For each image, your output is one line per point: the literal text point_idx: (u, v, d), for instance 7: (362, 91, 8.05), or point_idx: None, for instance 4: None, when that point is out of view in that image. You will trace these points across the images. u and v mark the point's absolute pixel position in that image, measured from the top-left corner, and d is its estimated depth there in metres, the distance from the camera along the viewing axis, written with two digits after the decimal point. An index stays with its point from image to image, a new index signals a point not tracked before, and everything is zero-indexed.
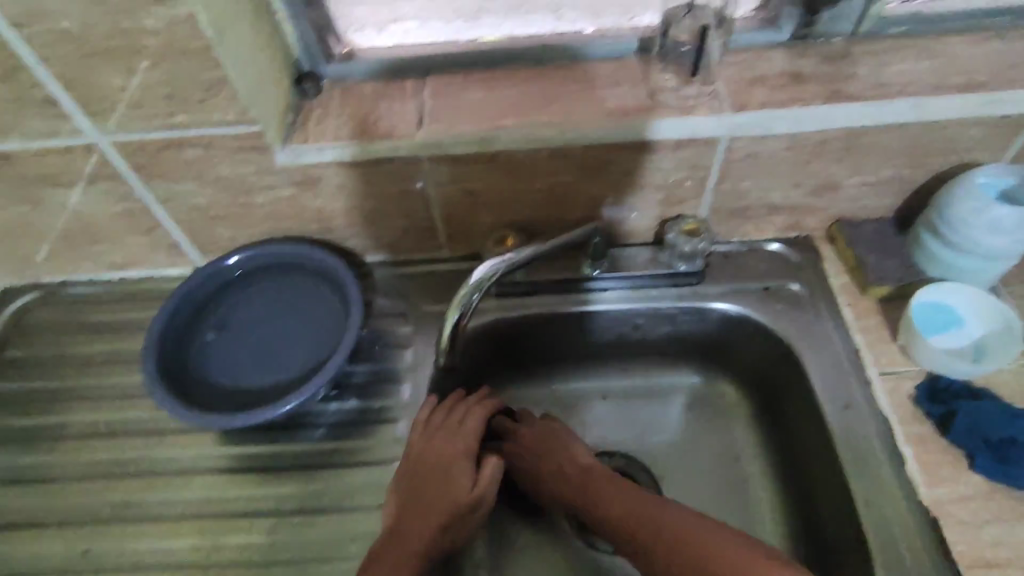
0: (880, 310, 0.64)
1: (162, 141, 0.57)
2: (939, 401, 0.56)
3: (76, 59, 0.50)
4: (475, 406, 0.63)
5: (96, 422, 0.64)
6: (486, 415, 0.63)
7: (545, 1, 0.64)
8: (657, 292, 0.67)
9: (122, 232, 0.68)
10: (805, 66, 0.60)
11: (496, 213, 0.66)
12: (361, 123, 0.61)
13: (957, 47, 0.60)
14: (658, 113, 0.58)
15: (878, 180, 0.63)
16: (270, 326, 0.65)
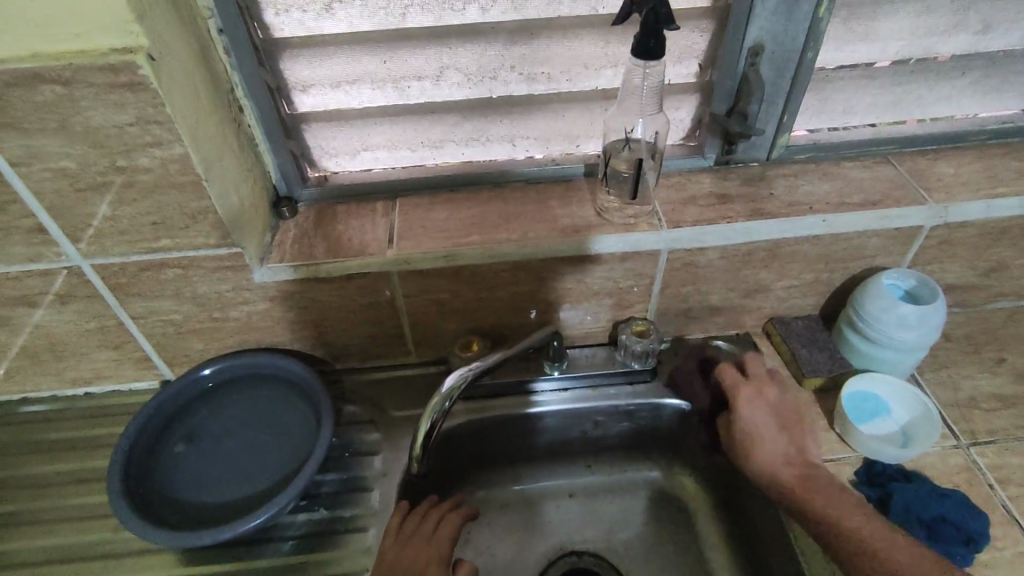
0: (816, 400, 0.69)
1: (143, 263, 0.60)
2: (875, 484, 0.61)
3: (68, 193, 0.53)
4: (449, 514, 0.64)
5: (49, 547, 0.62)
6: (460, 524, 0.64)
7: (502, 134, 0.73)
8: (614, 389, 0.72)
9: (91, 349, 0.69)
10: (728, 188, 0.70)
11: (461, 320, 0.70)
12: (336, 242, 0.66)
13: (851, 171, 0.71)
14: (606, 230, 0.65)
15: (801, 283, 0.71)
16: (240, 437, 0.66)
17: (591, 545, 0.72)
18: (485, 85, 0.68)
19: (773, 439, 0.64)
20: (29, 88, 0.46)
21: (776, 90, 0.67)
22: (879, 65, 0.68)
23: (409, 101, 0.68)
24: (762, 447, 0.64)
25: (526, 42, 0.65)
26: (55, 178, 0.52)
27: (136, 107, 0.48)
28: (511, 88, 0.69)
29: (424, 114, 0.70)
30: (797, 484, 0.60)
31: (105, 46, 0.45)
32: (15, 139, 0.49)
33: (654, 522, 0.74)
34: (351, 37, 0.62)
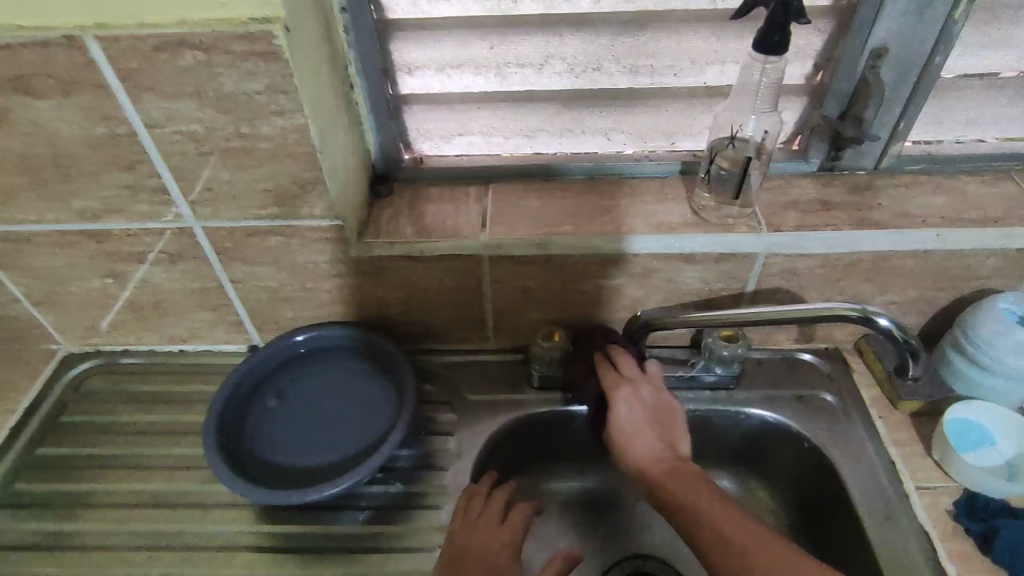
0: (912, 424, 0.66)
1: (250, 229, 0.63)
2: (978, 517, 0.58)
3: (193, 155, 0.56)
4: (487, 507, 0.60)
5: (144, 491, 0.65)
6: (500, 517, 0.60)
7: (598, 126, 0.72)
8: (691, 395, 0.71)
9: (191, 308, 0.72)
10: (832, 195, 0.67)
11: (544, 310, 0.70)
12: (429, 222, 0.67)
13: (968, 186, 0.67)
14: (703, 229, 0.64)
15: (903, 300, 0.68)
16: (325, 405, 0.68)
17: (658, 550, 0.72)
18: (587, 76, 0.68)
19: (644, 436, 0.62)
20: (173, 54, 0.49)
21: (895, 95, 0.64)
22: (1003, 75, 0.63)
23: (510, 87, 0.68)
24: (639, 445, 0.61)
25: (634, 34, 0.64)
26: (183, 140, 0.55)
27: (268, 76, 0.50)
28: (614, 80, 0.68)
29: (522, 101, 0.70)
30: (664, 478, 0.58)
31: (246, 16, 0.47)
32: (153, 100, 0.52)
33: None
34: (461, 21, 0.63)
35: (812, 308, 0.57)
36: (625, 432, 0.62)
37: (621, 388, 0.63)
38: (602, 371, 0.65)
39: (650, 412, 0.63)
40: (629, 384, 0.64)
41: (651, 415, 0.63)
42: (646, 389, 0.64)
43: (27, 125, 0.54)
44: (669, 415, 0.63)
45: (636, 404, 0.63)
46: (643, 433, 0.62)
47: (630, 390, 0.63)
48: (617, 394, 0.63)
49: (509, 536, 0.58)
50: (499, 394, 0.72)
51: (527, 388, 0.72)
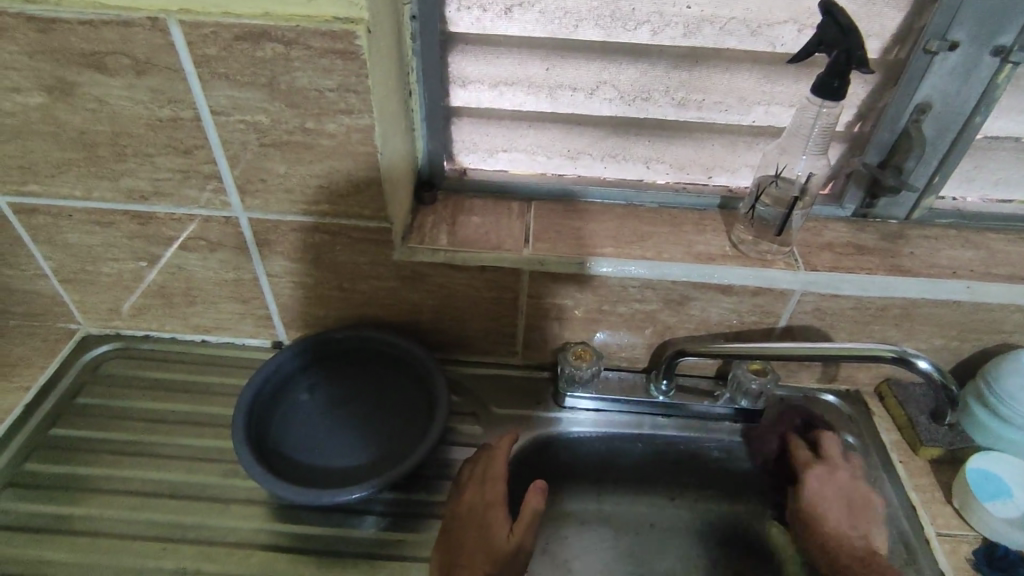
0: (931, 470, 0.67)
1: (297, 224, 0.63)
2: (998, 567, 0.59)
3: (253, 146, 0.56)
4: (486, 459, 0.62)
5: (160, 480, 0.64)
6: (500, 460, 0.62)
7: (641, 154, 0.73)
8: (715, 424, 0.71)
9: (221, 298, 0.71)
10: (866, 239, 0.69)
11: (576, 329, 0.71)
12: (471, 232, 0.68)
13: (995, 242, 0.69)
14: (742, 262, 0.66)
15: (927, 348, 0.69)
16: (352, 409, 0.68)
17: None
18: (636, 105, 0.69)
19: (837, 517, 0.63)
20: (253, 44, 0.50)
21: (934, 149, 0.66)
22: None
23: (560, 109, 0.70)
24: (828, 525, 0.63)
25: (687, 69, 0.66)
26: (246, 130, 0.55)
27: (342, 75, 0.51)
28: (662, 111, 0.69)
29: (570, 123, 0.71)
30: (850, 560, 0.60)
31: (330, 14, 0.48)
32: (224, 88, 0.53)
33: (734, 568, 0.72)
34: (522, 41, 0.65)
35: (847, 346, 0.57)
36: (812, 509, 0.65)
37: (814, 468, 0.66)
38: (796, 451, 0.69)
39: (847, 491, 0.65)
40: (823, 467, 0.66)
41: (849, 495, 0.64)
42: (843, 471, 0.66)
43: (91, 101, 0.54)
44: (860, 493, 0.64)
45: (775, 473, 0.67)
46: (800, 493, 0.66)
47: (825, 470, 0.66)
48: (808, 474, 0.66)
49: (497, 493, 0.59)
50: (523, 409, 0.72)
51: (552, 406, 0.72)
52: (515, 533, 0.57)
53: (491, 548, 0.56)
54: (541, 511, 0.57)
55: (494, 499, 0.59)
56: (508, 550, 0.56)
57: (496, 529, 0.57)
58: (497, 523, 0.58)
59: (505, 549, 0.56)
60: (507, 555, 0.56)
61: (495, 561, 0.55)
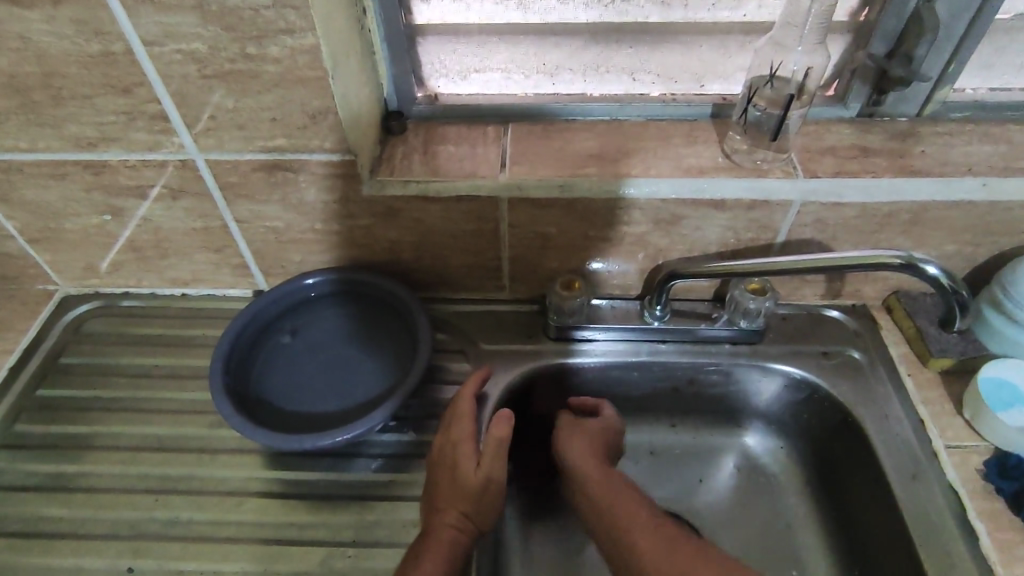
0: (941, 382, 0.64)
1: (256, 163, 0.59)
2: (1010, 478, 0.56)
3: (195, 78, 0.52)
4: (459, 399, 0.61)
5: (148, 435, 0.63)
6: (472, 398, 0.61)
7: (624, 64, 0.68)
8: (715, 348, 0.68)
9: (193, 248, 0.69)
10: (873, 140, 0.64)
11: (563, 258, 0.67)
12: (443, 160, 0.64)
13: (1017, 134, 0.63)
14: (736, 173, 0.61)
15: (939, 254, 0.65)
16: (333, 353, 0.66)
17: (671, 506, 0.70)
18: (615, 7, 0.63)
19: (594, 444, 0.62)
20: None
21: (949, 33, 0.59)
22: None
23: (532, 18, 0.64)
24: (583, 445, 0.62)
25: None
26: (185, 61, 0.51)
27: None
28: (644, 13, 0.63)
29: (545, 33, 0.65)
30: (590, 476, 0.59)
31: None
32: (152, 14, 0.48)
33: (737, 491, 0.71)
34: None
35: (850, 254, 0.53)
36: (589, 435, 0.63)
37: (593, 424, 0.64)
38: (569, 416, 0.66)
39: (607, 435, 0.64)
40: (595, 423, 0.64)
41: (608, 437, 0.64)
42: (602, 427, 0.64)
43: (15, 40, 0.50)
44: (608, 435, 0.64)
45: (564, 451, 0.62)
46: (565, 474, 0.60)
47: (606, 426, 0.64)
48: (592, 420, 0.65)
49: (462, 432, 0.58)
50: (514, 344, 0.69)
51: (543, 339, 0.70)
52: (483, 466, 0.56)
53: (463, 486, 0.55)
54: (507, 442, 0.57)
55: (460, 439, 0.58)
56: (479, 484, 0.55)
57: (464, 466, 0.56)
58: (464, 459, 0.56)
59: (475, 485, 0.55)
60: (480, 490, 0.55)
61: (469, 498, 0.55)
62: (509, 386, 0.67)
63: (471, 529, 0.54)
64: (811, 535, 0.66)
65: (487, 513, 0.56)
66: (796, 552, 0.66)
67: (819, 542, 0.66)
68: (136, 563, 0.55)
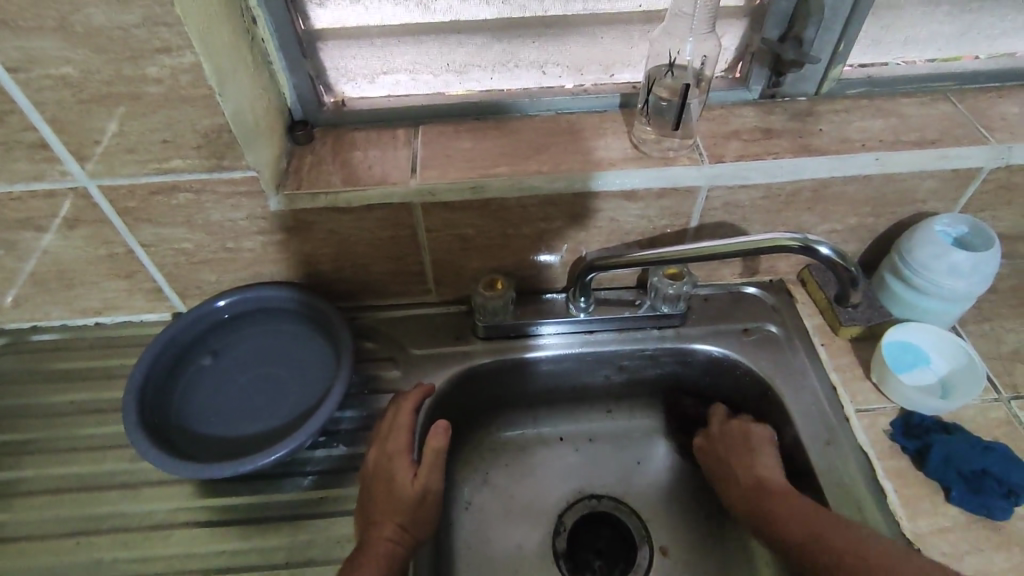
0: (852, 349, 0.67)
1: (153, 186, 0.57)
2: (913, 435, 0.59)
3: (72, 104, 0.49)
4: (395, 410, 0.61)
5: (67, 475, 0.61)
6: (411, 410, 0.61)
7: (532, 59, 0.67)
8: (641, 334, 0.70)
9: (100, 277, 0.66)
10: (775, 122, 0.65)
11: (485, 257, 0.67)
12: (354, 168, 0.62)
13: (907, 107, 0.66)
14: (644, 163, 0.62)
15: (843, 227, 0.68)
16: (256, 372, 0.65)
17: (611, 490, 0.72)
18: (516, 3, 0.62)
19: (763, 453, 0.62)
20: None
21: (835, 14, 0.61)
22: None
23: (433, 19, 0.63)
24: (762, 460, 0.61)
25: None
26: (57, 86, 0.48)
27: (143, 6, 0.44)
28: (545, 7, 0.63)
29: (448, 33, 0.64)
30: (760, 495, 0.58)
31: None
32: (12, 40, 0.45)
33: (672, 470, 0.73)
34: None
35: (749, 240, 0.55)
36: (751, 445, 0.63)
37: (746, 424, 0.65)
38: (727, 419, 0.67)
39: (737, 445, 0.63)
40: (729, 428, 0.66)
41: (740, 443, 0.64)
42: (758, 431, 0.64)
43: None
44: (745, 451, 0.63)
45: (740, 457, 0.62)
46: (755, 490, 0.59)
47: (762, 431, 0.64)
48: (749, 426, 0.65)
49: (397, 444, 0.58)
50: (443, 346, 0.69)
51: (472, 339, 0.70)
52: (419, 477, 0.57)
53: (399, 499, 0.55)
54: (444, 450, 0.58)
55: (395, 451, 0.58)
56: (416, 494, 0.56)
57: (400, 479, 0.56)
58: (400, 471, 0.57)
59: (412, 496, 0.56)
60: (416, 500, 0.56)
61: (405, 509, 0.55)
62: (441, 391, 0.67)
63: (411, 541, 0.54)
64: None
65: (423, 524, 0.56)
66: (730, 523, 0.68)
67: None
68: None
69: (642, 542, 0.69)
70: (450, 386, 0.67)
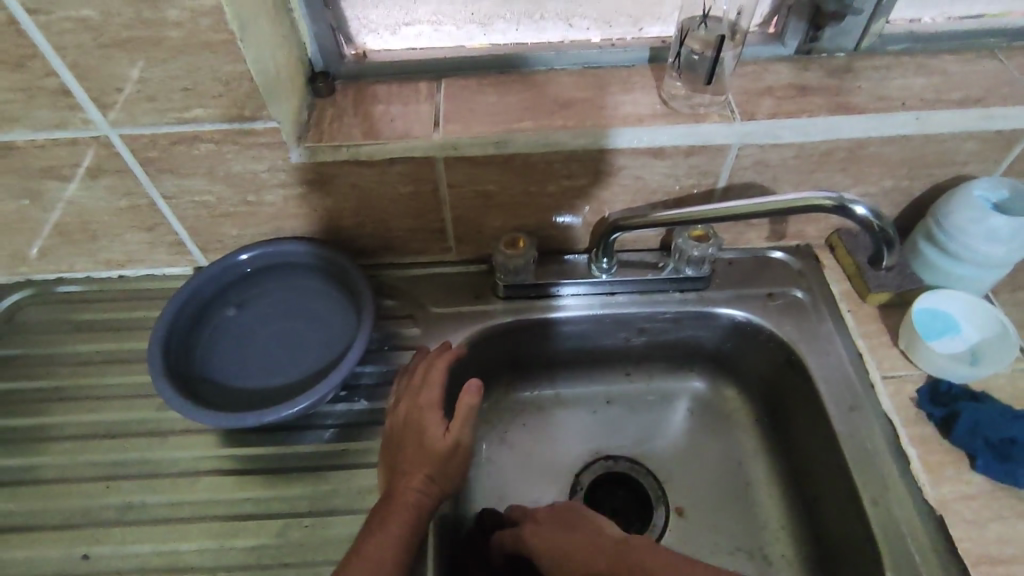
0: (880, 316, 0.66)
1: (174, 136, 0.56)
2: (940, 403, 0.58)
3: (92, 48, 0.49)
4: (429, 364, 0.61)
5: (95, 421, 0.62)
6: (445, 365, 0.61)
7: (558, 10, 0.65)
8: (663, 296, 0.69)
9: (122, 228, 0.66)
10: (810, 79, 0.63)
11: (506, 216, 0.66)
12: (375, 122, 0.61)
13: (951, 64, 0.63)
14: (672, 119, 0.60)
15: (877, 190, 0.66)
16: (277, 327, 0.65)
17: (627, 451, 0.72)
18: None
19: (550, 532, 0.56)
20: None
21: None
22: None
23: None
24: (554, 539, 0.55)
25: None
26: (78, 29, 0.47)
27: None
28: None
29: None
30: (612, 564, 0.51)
31: None
32: None
33: (690, 434, 0.73)
34: None
35: (780, 199, 0.53)
36: (545, 542, 0.55)
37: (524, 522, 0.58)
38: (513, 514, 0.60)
39: (552, 521, 0.57)
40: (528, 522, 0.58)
41: (553, 523, 0.57)
42: (541, 514, 0.58)
43: None
44: (561, 531, 0.56)
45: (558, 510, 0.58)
46: (574, 550, 0.54)
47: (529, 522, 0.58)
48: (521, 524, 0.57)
49: (430, 398, 0.58)
50: (463, 305, 0.69)
51: (492, 298, 0.69)
52: (451, 432, 0.57)
53: (430, 451, 0.56)
54: (477, 407, 0.58)
55: (428, 404, 0.58)
56: (447, 448, 0.57)
57: (432, 432, 0.57)
58: (431, 425, 0.57)
59: (442, 449, 0.56)
60: (447, 454, 0.57)
61: (435, 461, 0.56)
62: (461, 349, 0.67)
63: (439, 492, 0.55)
64: (760, 470, 0.69)
65: (452, 476, 0.57)
66: (748, 487, 0.68)
67: (768, 476, 0.68)
68: (90, 549, 0.55)
69: (658, 503, 0.68)
70: (470, 345, 0.67)
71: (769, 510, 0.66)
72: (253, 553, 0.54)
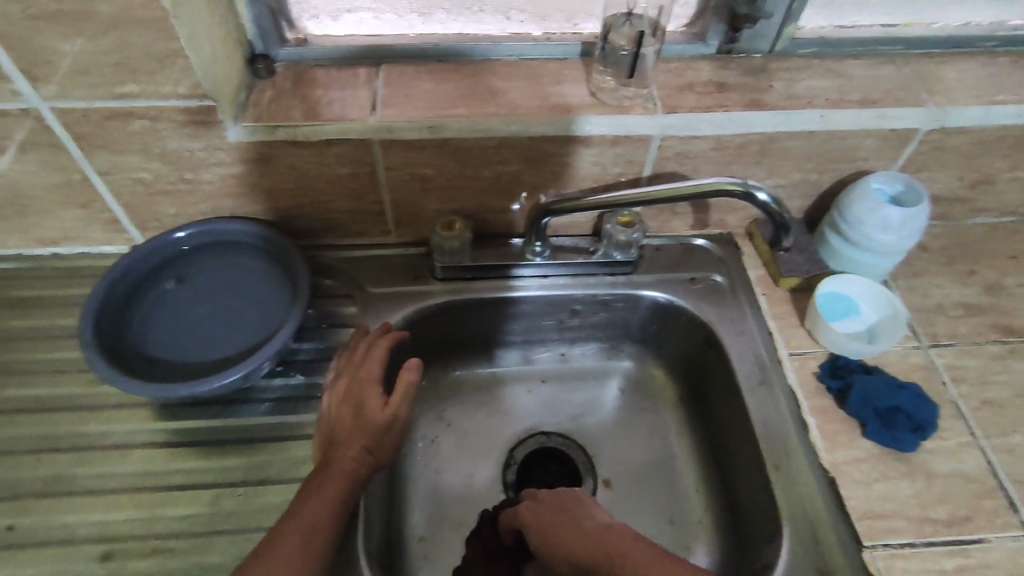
0: (791, 299, 0.71)
1: (107, 111, 0.57)
2: (838, 377, 0.64)
3: (20, 19, 0.49)
4: (373, 342, 0.63)
5: (22, 397, 0.62)
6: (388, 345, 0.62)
7: (495, 3, 0.68)
8: (594, 279, 0.72)
9: (55, 204, 0.66)
10: (729, 77, 0.67)
11: (444, 199, 0.69)
12: (314, 104, 0.63)
13: (855, 68, 0.69)
14: (599, 109, 0.63)
15: (788, 182, 0.71)
16: (214, 304, 0.66)
17: (559, 427, 0.76)
18: None
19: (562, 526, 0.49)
20: None
21: None
22: None
23: None
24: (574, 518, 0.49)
25: None
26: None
27: None
28: None
29: None
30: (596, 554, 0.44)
31: None
32: None
33: (619, 412, 0.77)
34: None
35: (689, 184, 0.58)
36: (543, 520, 0.51)
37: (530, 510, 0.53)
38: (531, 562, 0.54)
39: (558, 504, 0.52)
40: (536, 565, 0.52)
41: (552, 507, 0.52)
42: (534, 512, 0.53)
43: None
44: (546, 517, 0.51)
45: (620, 541, 0.43)
46: (557, 542, 0.48)
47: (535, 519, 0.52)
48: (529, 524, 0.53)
49: (371, 374, 0.60)
50: (401, 285, 0.71)
51: (430, 280, 0.72)
52: (390, 406, 0.59)
53: (367, 424, 0.57)
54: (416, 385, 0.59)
55: (369, 380, 0.60)
56: (384, 421, 0.58)
57: (371, 406, 0.58)
58: (371, 400, 0.59)
59: (380, 423, 0.58)
60: (384, 428, 0.58)
61: (371, 434, 0.57)
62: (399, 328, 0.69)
63: (374, 463, 0.57)
64: (681, 443, 0.74)
65: (389, 449, 0.59)
66: (670, 459, 0.73)
67: (688, 449, 0.73)
68: (15, 522, 0.55)
69: (586, 476, 0.72)
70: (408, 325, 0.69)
71: (688, 480, 0.71)
72: (185, 522, 0.55)
